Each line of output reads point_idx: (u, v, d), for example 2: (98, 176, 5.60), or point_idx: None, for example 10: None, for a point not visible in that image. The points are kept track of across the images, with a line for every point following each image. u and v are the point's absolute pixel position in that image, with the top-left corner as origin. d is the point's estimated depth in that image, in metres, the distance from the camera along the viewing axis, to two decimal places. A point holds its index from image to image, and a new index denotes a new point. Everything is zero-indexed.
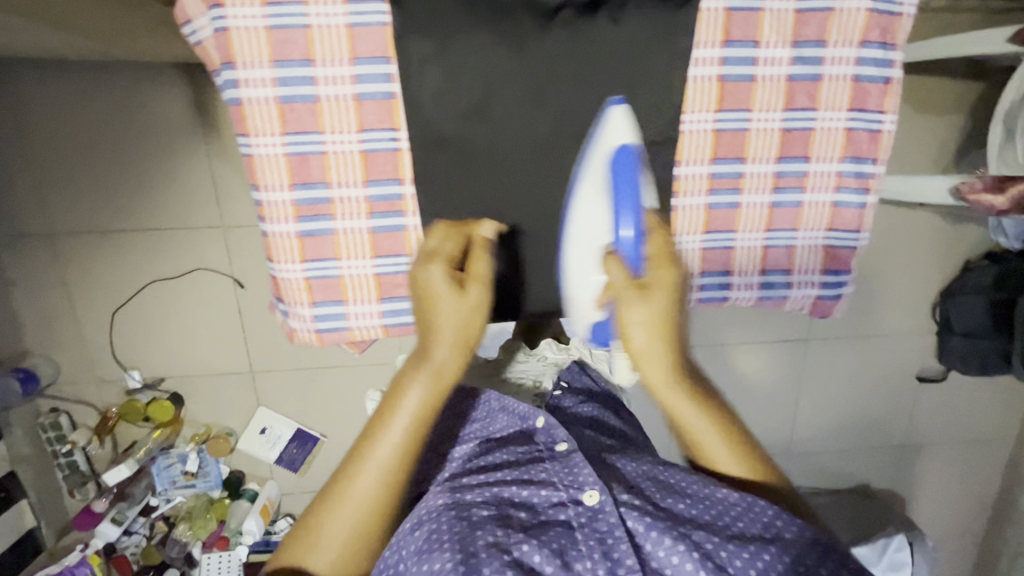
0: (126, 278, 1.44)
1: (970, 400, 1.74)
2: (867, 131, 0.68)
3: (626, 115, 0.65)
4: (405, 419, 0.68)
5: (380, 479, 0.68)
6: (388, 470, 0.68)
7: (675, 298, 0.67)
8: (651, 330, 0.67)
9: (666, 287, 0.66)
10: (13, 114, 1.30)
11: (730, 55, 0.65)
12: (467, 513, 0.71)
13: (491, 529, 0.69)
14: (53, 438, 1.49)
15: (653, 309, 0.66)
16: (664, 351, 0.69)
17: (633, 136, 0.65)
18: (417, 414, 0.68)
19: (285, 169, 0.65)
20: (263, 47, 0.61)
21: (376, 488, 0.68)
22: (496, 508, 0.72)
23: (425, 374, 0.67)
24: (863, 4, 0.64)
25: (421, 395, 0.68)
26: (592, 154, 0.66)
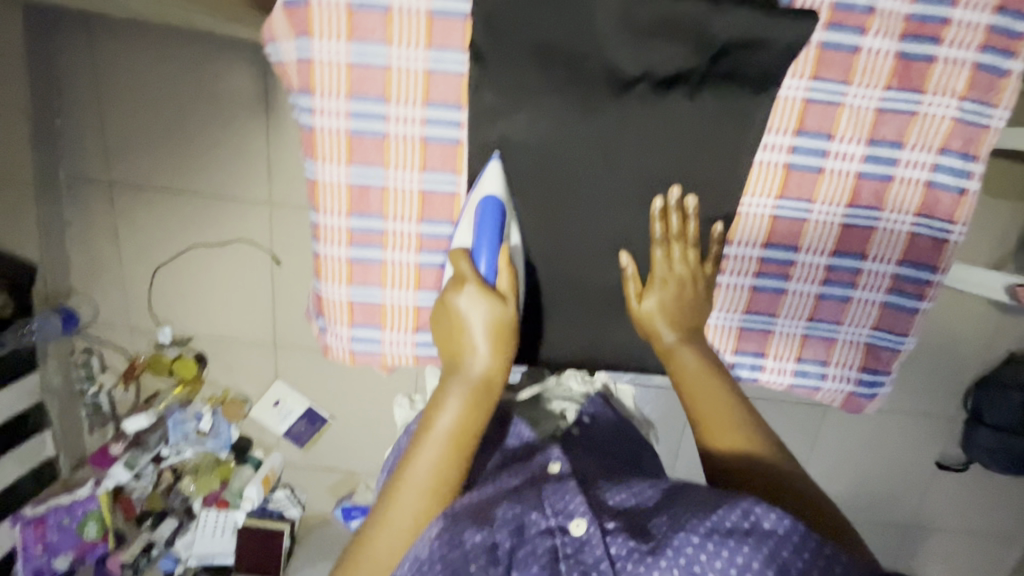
0: (172, 239, 1.49)
1: (987, 495, 1.68)
2: (931, 238, 0.66)
3: (500, 168, 0.67)
4: (450, 427, 0.65)
5: (428, 486, 0.62)
6: (437, 476, 0.63)
7: (687, 281, 0.69)
8: (664, 300, 0.69)
9: (676, 276, 0.69)
10: (93, 68, 1.36)
11: (801, 145, 0.64)
12: (458, 537, 0.57)
13: (480, 564, 0.55)
14: (82, 376, 1.58)
15: (664, 290, 0.69)
16: (675, 317, 0.69)
17: (504, 190, 0.67)
18: (457, 431, 0.64)
19: (345, 198, 0.68)
20: (342, 81, 0.64)
21: (424, 500, 0.62)
22: (487, 532, 0.58)
23: (462, 384, 0.66)
24: (950, 112, 0.62)
25: (462, 405, 0.65)
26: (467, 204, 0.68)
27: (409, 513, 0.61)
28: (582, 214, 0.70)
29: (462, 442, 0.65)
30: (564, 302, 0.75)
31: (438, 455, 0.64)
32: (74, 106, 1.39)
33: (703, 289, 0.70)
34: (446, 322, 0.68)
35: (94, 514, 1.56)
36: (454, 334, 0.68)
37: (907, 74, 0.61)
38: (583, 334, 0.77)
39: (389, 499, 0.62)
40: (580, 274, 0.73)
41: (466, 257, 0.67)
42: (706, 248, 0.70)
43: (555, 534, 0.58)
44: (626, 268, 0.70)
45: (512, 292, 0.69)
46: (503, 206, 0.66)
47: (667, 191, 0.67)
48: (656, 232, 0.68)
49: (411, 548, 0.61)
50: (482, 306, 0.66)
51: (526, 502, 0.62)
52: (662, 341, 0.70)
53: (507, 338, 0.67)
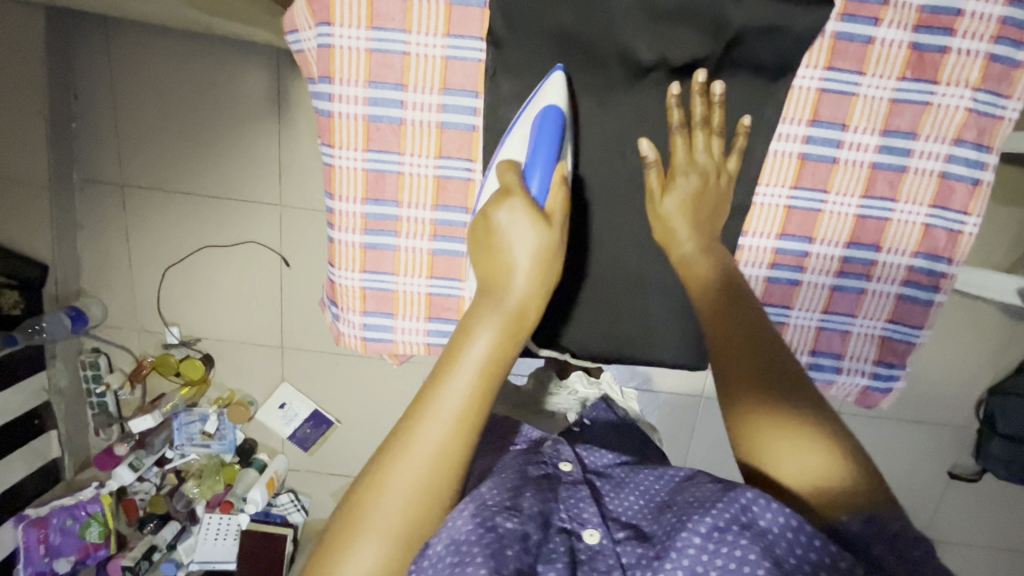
0: (183, 240, 1.51)
1: (1004, 507, 1.65)
2: (946, 230, 0.65)
3: (562, 81, 0.64)
4: (485, 355, 0.55)
5: (456, 417, 0.52)
6: (468, 404, 0.53)
7: (709, 178, 0.66)
8: (683, 199, 0.66)
9: (696, 169, 0.65)
10: (110, 69, 1.38)
11: (815, 134, 0.64)
12: (491, 521, 0.52)
13: (516, 550, 0.50)
14: (89, 376, 1.57)
15: (682, 189, 0.66)
16: (694, 227, 0.66)
17: (564, 103, 0.64)
18: (493, 356, 0.55)
19: (361, 183, 0.68)
20: (360, 67, 0.64)
21: (450, 433, 0.52)
22: (520, 521, 0.53)
23: (499, 307, 0.57)
24: (963, 103, 0.62)
25: (497, 332, 0.56)
26: (524, 114, 0.65)
27: (434, 446, 0.51)
28: (598, 205, 0.71)
29: (495, 372, 0.55)
30: (578, 297, 0.75)
31: (468, 385, 0.53)
32: (90, 108, 1.41)
33: (725, 189, 0.66)
34: (486, 238, 0.61)
35: (97, 516, 1.55)
36: (493, 253, 0.60)
37: (920, 64, 0.61)
38: (600, 327, 0.76)
39: (409, 428, 0.52)
40: (591, 269, 0.73)
41: (515, 169, 0.63)
42: (730, 143, 0.66)
43: (571, 535, 0.56)
44: (648, 158, 0.66)
45: (562, 216, 0.62)
46: (562, 120, 0.63)
47: (694, 75, 0.63)
48: (673, 119, 0.65)
49: (428, 494, 0.51)
50: (529, 223, 0.59)
51: (548, 496, 0.60)
52: (679, 248, 0.67)
53: (551, 258, 0.60)
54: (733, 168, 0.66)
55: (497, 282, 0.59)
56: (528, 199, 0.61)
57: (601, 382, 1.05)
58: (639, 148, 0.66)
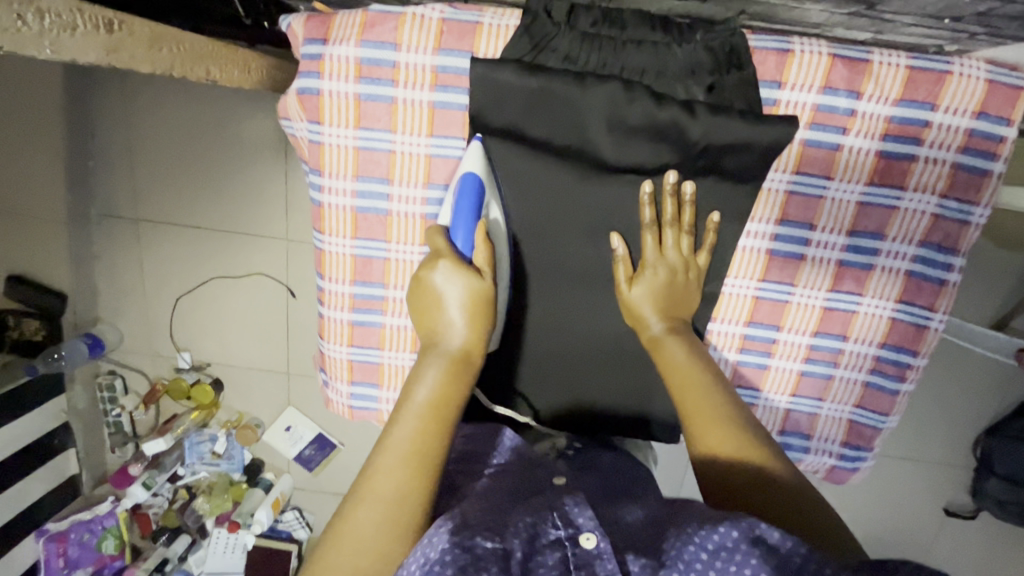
0: (194, 272, 1.57)
1: (1002, 546, 1.65)
2: (913, 324, 0.68)
3: (480, 150, 0.69)
4: (427, 398, 0.62)
5: (408, 454, 0.57)
6: (417, 444, 0.58)
7: (676, 271, 0.68)
8: (652, 290, 0.68)
9: (663, 264, 0.68)
10: (124, 111, 1.44)
11: (782, 232, 0.67)
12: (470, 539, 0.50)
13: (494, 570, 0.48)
14: (106, 397, 1.65)
15: (650, 281, 0.68)
16: (660, 312, 0.68)
17: (482, 166, 0.69)
18: (433, 398, 0.62)
19: (349, 267, 0.73)
20: (350, 163, 0.70)
21: (404, 468, 0.56)
22: (499, 541, 0.51)
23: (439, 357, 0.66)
24: (928, 209, 0.65)
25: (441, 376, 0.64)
26: (449, 187, 0.70)
27: (388, 484, 0.55)
28: (575, 285, 0.76)
29: (437, 412, 0.61)
30: (555, 368, 0.80)
31: (416, 427, 0.60)
32: (105, 147, 1.47)
33: (695, 280, 0.69)
34: (421, 300, 0.69)
35: (111, 529, 1.64)
36: (431, 310, 0.68)
37: (887, 171, 0.65)
38: (573, 394, 0.80)
39: (364, 478, 0.56)
40: (569, 341, 0.79)
41: (441, 232, 0.69)
42: (700, 238, 0.69)
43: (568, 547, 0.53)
44: (617, 252, 0.70)
45: (489, 266, 0.69)
46: (481, 184, 0.68)
47: (664, 175, 0.67)
48: (645, 217, 0.68)
49: (390, 532, 0.53)
50: (458, 276, 0.67)
51: (536, 511, 0.57)
52: (648, 330, 0.69)
53: (483, 306, 0.67)
54: (701, 261, 0.68)
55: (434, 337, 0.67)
56: (456, 256, 0.68)
57: None
58: (609, 242, 0.71)
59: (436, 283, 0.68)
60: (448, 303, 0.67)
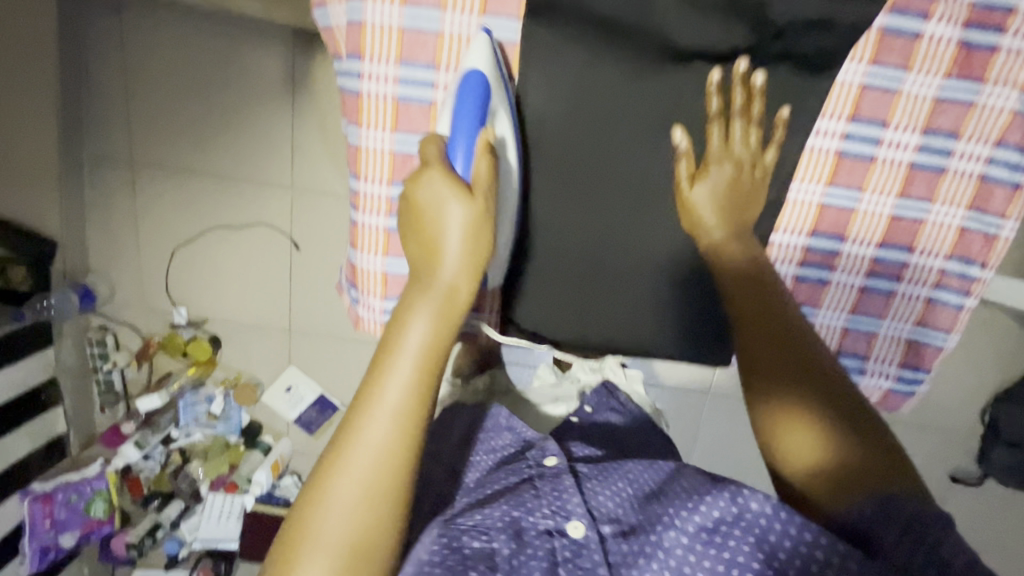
0: (193, 221, 1.49)
1: (1005, 513, 1.67)
2: (982, 234, 0.65)
3: (487, 45, 0.64)
4: (416, 343, 0.56)
5: (394, 409, 0.54)
6: (403, 392, 0.55)
7: (742, 165, 0.65)
8: (715, 188, 0.65)
9: (729, 159, 0.65)
10: (121, 46, 1.36)
11: (853, 131, 0.64)
12: (457, 542, 0.59)
13: (479, 569, 0.57)
14: (96, 353, 1.57)
15: (715, 179, 0.65)
16: (721, 213, 0.66)
17: (488, 65, 0.64)
18: (419, 348, 0.56)
19: (388, 164, 0.67)
20: (392, 45, 0.64)
21: (390, 425, 0.54)
22: (485, 539, 0.60)
23: (426, 293, 0.58)
24: (1009, 104, 0.62)
25: (430, 318, 0.57)
26: (450, 73, 0.66)
27: (375, 440, 0.53)
28: (631, 197, 0.69)
29: (420, 363, 0.56)
30: (602, 293, 0.74)
31: (399, 378, 0.55)
32: (100, 85, 1.40)
33: (760, 179, 0.66)
34: (413, 220, 0.61)
35: (101, 492, 1.54)
36: (422, 232, 0.60)
37: (967, 63, 0.61)
38: (615, 319, 0.75)
39: (351, 427, 0.54)
40: (620, 261, 0.72)
41: (436, 142, 0.62)
42: (768, 133, 0.65)
43: (555, 537, 0.62)
44: (681, 146, 0.65)
45: (490, 181, 0.61)
46: (486, 86, 0.62)
47: (735, 64, 0.63)
48: (712, 107, 0.64)
49: (373, 498, 0.52)
50: (447, 193, 0.59)
51: (523, 502, 0.65)
52: (708, 236, 0.66)
53: (480, 230, 0.60)
54: (769, 158, 0.65)
55: (426, 269, 0.59)
56: (448, 172, 0.61)
57: (603, 366, 1.05)
58: (672, 135, 0.65)
59: (427, 202, 0.60)
60: (440, 229, 0.59)
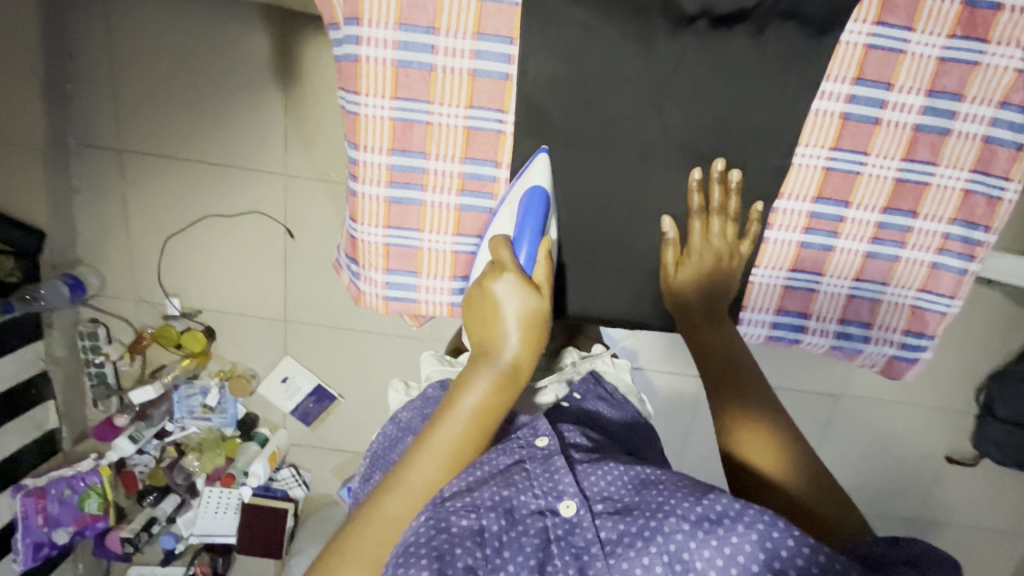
0: (185, 209, 1.47)
1: (996, 490, 1.70)
2: (985, 197, 0.65)
3: (546, 162, 0.67)
4: (478, 405, 0.62)
5: (449, 459, 0.61)
6: (459, 444, 0.61)
7: (722, 256, 0.69)
8: (696, 276, 0.70)
9: (707, 251, 0.69)
10: (107, 28, 1.33)
11: (859, 93, 0.63)
12: (444, 521, 0.54)
13: (467, 547, 0.53)
14: (87, 347, 1.54)
15: (694, 269, 0.70)
16: (702, 296, 0.71)
17: (548, 181, 0.68)
18: (479, 413, 0.62)
19: (387, 133, 0.65)
20: (391, 9, 0.61)
21: (441, 471, 0.60)
22: (475, 515, 0.55)
23: (492, 369, 0.64)
24: (1012, 64, 0.61)
25: (491, 389, 0.63)
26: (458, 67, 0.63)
27: (426, 482, 0.59)
28: (633, 163, 0.68)
29: (481, 428, 0.62)
30: (605, 265, 0.73)
31: (460, 431, 0.62)
32: (86, 70, 1.36)
33: (737, 267, 0.70)
34: (481, 304, 0.67)
35: (95, 487, 1.53)
36: (487, 323, 0.66)
37: (972, 23, 0.60)
38: (620, 293, 0.74)
39: (408, 463, 0.60)
40: (622, 230, 0.71)
41: (507, 245, 0.67)
42: (746, 226, 0.69)
43: (546, 517, 0.57)
44: (666, 234, 0.70)
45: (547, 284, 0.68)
46: (547, 201, 0.67)
47: (713, 163, 0.67)
48: (694, 204, 0.68)
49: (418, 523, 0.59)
50: (519, 295, 0.66)
51: (513, 482, 0.59)
52: (687, 317, 0.72)
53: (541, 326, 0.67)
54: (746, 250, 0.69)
55: (491, 347, 0.66)
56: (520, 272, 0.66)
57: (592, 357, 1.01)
58: (660, 224, 0.70)
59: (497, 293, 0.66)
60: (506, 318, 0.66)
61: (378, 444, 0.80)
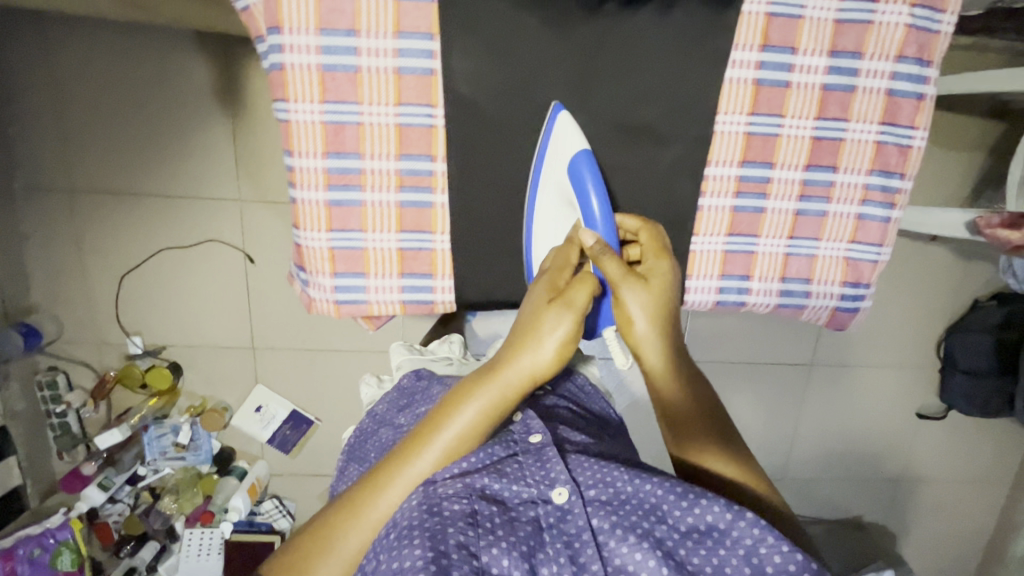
0: (140, 245, 1.45)
1: (969, 441, 1.76)
2: (897, 145, 0.69)
3: (569, 122, 0.68)
4: (470, 422, 0.63)
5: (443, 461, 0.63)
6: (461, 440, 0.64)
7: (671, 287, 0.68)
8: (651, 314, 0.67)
9: (660, 276, 0.68)
10: (44, 67, 1.31)
11: (767, 60, 0.66)
12: (437, 505, 0.57)
13: (459, 526, 0.56)
14: (47, 397, 1.48)
15: (650, 295, 0.67)
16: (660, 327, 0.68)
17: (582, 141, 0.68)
18: (469, 429, 0.63)
19: (320, 137, 0.66)
20: (310, 14, 0.62)
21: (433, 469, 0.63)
22: (467, 501, 0.58)
23: (490, 390, 0.64)
24: (902, 19, 0.65)
25: (483, 408, 0.63)
26: (382, 61, 0.65)
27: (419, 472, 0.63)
28: (565, 148, 0.70)
29: (470, 437, 0.64)
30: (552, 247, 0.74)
31: (452, 441, 0.63)
32: (26, 112, 1.34)
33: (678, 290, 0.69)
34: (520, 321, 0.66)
35: (68, 543, 1.45)
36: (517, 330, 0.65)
37: None
38: None
39: (402, 458, 0.64)
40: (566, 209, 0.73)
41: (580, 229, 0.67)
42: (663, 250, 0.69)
43: (539, 507, 0.60)
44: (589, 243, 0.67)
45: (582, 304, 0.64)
46: (590, 162, 0.68)
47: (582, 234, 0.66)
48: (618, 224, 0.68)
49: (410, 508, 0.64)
50: (561, 320, 0.63)
51: (503, 474, 0.62)
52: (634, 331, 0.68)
53: (576, 340, 0.65)
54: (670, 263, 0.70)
55: (495, 362, 0.65)
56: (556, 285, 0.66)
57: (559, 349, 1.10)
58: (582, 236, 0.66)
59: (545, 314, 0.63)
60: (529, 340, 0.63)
61: (355, 438, 0.91)
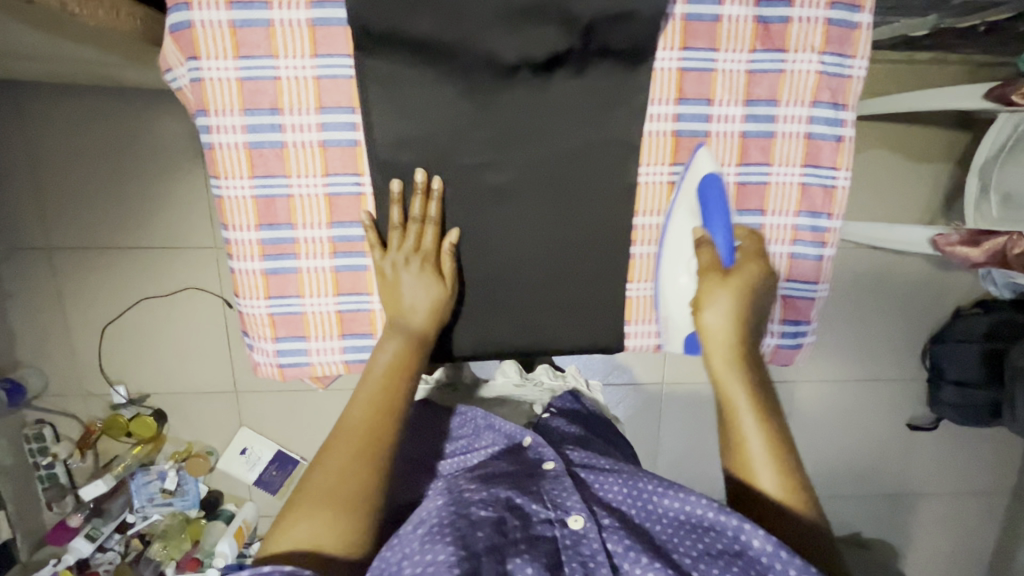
0: (120, 296, 1.47)
1: (963, 450, 1.74)
2: (821, 186, 0.73)
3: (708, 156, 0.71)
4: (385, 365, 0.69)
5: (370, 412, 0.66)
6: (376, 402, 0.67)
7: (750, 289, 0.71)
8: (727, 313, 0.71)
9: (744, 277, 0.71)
10: (19, 132, 1.36)
11: (684, 111, 0.71)
12: (465, 508, 0.60)
13: (489, 532, 0.58)
14: (35, 449, 1.51)
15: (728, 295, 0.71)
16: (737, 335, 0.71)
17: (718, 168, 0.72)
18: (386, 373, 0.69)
19: (252, 211, 0.69)
20: (233, 96, 0.66)
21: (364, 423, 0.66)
22: (493, 508, 0.61)
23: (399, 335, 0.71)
24: (813, 67, 0.70)
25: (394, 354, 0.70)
26: (308, 135, 0.68)
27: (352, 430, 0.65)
28: (496, 204, 0.72)
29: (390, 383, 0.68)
30: (490, 301, 0.76)
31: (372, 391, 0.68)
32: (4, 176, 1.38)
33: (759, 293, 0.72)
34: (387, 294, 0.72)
35: None
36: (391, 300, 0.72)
37: (768, 37, 0.69)
38: (512, 323, 0.77)
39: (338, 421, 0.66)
40: (503, 263, 0.74)
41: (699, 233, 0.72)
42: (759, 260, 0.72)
43: (555, 528, 0.61)
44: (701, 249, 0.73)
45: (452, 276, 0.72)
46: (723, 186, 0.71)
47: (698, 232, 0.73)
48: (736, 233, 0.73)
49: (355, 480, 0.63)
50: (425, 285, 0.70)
51: (526, 492, 0.65)
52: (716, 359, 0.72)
53: (447, 301, 0.72)
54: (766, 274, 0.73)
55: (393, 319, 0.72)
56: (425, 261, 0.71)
57: (564, 376, 1.15)
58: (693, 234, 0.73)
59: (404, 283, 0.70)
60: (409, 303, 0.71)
61: None
